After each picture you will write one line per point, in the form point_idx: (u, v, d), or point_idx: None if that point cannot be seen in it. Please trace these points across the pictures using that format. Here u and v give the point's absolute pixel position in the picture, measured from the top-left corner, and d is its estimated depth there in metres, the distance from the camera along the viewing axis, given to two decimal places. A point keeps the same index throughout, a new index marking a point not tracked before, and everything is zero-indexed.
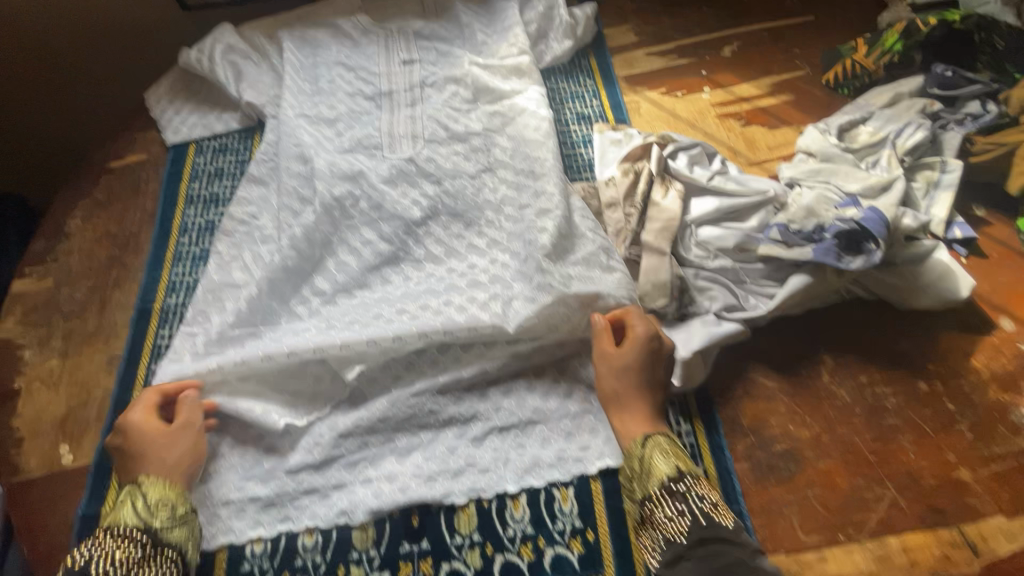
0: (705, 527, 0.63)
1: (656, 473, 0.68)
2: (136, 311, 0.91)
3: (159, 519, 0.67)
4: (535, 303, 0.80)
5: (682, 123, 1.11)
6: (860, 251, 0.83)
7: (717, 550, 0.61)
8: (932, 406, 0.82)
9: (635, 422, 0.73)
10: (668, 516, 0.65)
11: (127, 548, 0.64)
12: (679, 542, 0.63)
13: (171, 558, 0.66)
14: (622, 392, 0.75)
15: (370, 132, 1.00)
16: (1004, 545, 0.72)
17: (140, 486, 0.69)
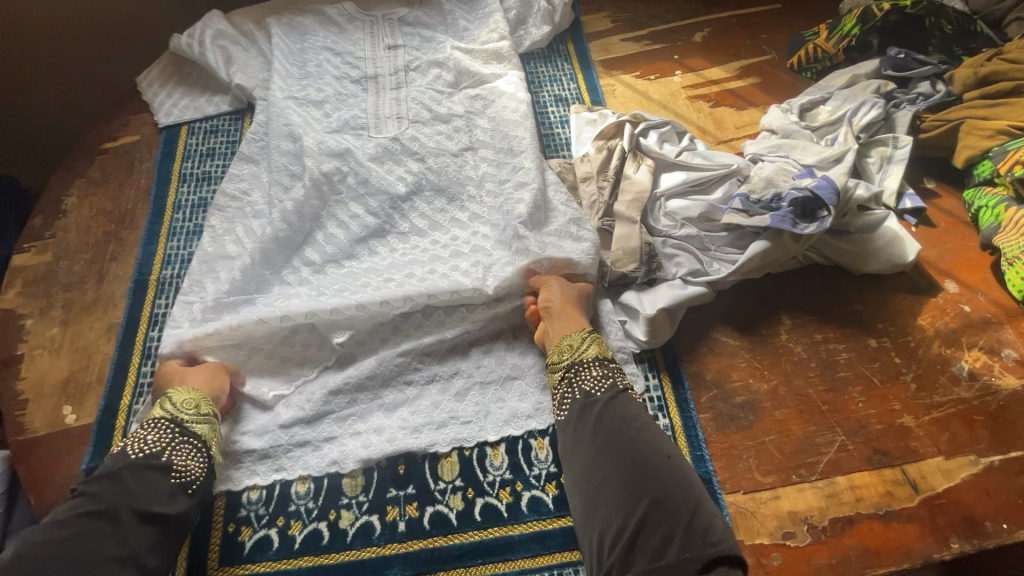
0: (621, 391, 0.76)
1: (592, 349, 0.80)
2: (134, 282, 0.95)
3: (185, 413, 0.74)
4: (513, 270, 0.87)
5: (655, 105, 1.17)
6: (814, 218, 0.89)
7: (618, 402, 0.74)
8: (881, 360, 0.89)
9: (569, 323, 0.82)
10: (592, 376, 0.77)
11: (158, 434, 0.72)
12: (599, 395, 0.75)
13: (196, 447, 0.73)
14: (561, 297, 0.84)
15: (356, 113, 1.04)
16: (940, 482, 0.79)
17: (167, 394, 0.76)
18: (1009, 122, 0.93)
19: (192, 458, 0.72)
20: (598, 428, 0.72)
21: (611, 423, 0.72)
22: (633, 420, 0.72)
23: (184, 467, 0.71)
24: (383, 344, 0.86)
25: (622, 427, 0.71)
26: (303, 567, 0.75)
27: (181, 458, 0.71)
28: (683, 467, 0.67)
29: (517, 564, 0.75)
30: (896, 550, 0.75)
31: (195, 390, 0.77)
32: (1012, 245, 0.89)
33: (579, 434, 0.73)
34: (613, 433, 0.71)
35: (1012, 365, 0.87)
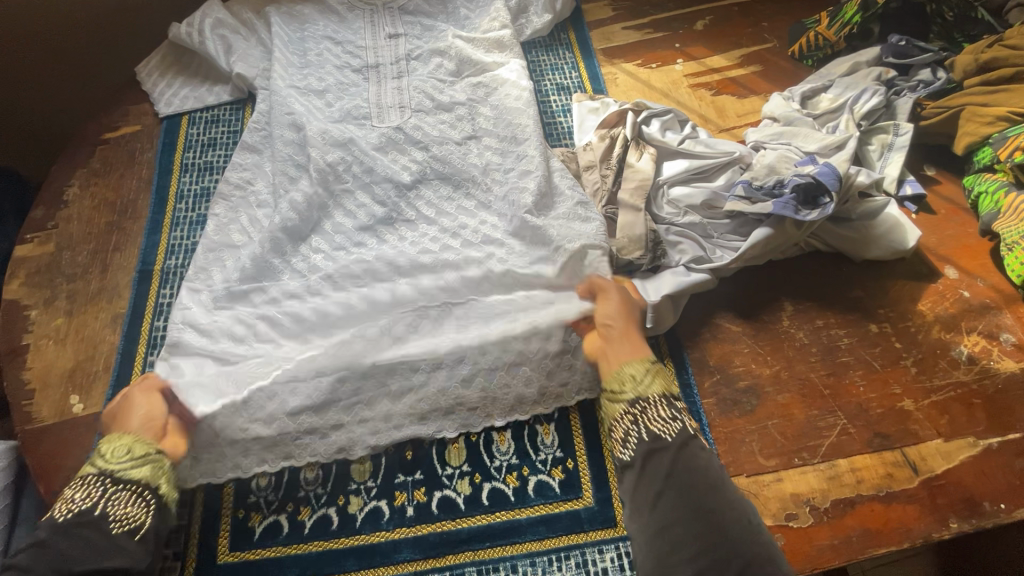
0: (689, 436, 0.74)
1: (659, 385, 0.78)
2: (138, 272, 0.95)
3: (117, 462, 0.71)
4: (529, 258, 0.88)
5: (656, 93, 1.17)
6: (816, 205, 0.90)
7: (692, 453, 0.72)
8: (882, 345, 0.90)
9: (632, 352, 0.81)
10: (660, 417, 0.74)
11: (88, 488, 0.69)
12: (668, 438, 0.73)
13: (137, 490, 0.70)
14: (620, 322, 0.83)
15: (359, 103, 1.04)
16: (940, 463, 0.81)
17: (100, 447, 0.73)
18: (1010, 108, 0.93)
19: (133, 503, 0.69)
20: (669, 480, 0.70)
21: (688, 478, 0.70)
22: (709, 475, 0.70)
23: (126, 514, 0.68)
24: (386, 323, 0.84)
25: (701, 484, 0.69)
26: (313, 551, 0.76)
27: (119, 506, 0.68)
28: (761, 531, 0.67)
29: (524, 547, 0.76)
30: (896, 530, 0.77)
31: (128, 433, 0.74)
32: (1011, 230, 0.90)
33: (648, 484, 0.71)
34: (690, 489, 0.69)
35: (1010, 349, 0.88)
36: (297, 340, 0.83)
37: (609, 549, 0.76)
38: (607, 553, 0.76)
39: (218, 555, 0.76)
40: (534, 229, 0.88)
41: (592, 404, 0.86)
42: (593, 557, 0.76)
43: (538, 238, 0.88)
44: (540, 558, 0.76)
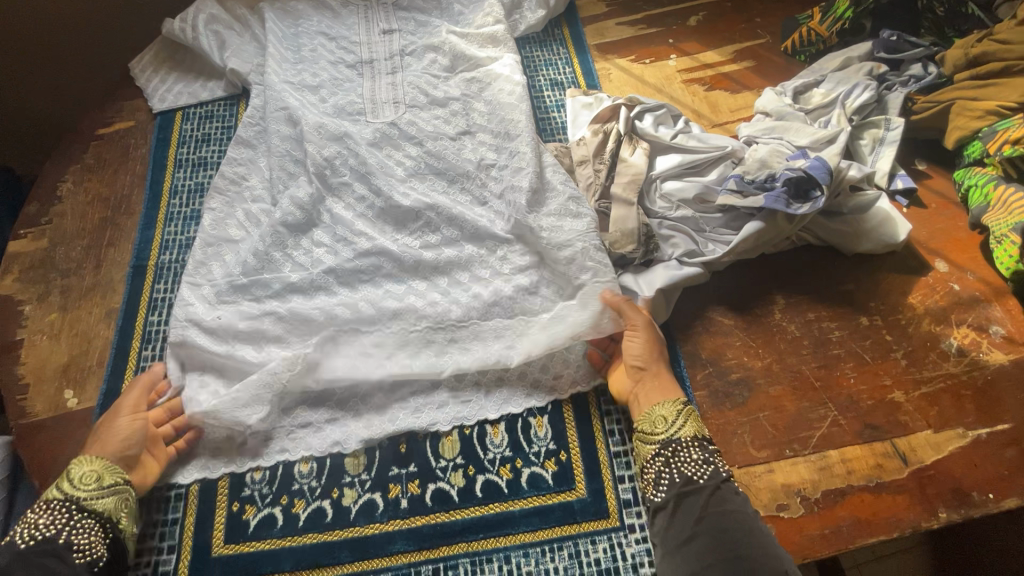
0: (722, 476, 0.73)
1: (690, 426, 0.77)
2: (132, 268, 0.95)
3: (82, 490, 0.70)
4: (526, 259, 0.90)
5: (650, 88, 1.17)
6: (807, 199, 0.91)
7: (726, 498, 0.71)
8: (873, 338, 0.91)
9: (664, 392, 0.80)
10: (693, 460, 0.74)
11: (53, 516, 0.68)
12: (702, 481, 0.72)
13: (100, 521, 0.70)
14: (650, 361, 0.81)
15: (353, 99, 1.04)
16: (930, 454, 0.82)
17: (72, 466, 0.72)
18: (998, 102, 0.94)
19: (95, 535, 0.69)
20: (701, 521, 0.70)
21: (720, 522, 0.69)
22: (743, 520, 0.69)
23: (88, 545, 0.68)
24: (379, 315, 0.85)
25: (734, 530, 0.68)
26: (307, 544, 0.76)
27: (81, 536, 0.68)
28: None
29: (517, 538, 0.77)
30: (886, 520, 0.77)
31: (102, 457, 0.73)
32: (999, 223, 0.90)
33: (680, 525, 0.71)
34: (723, 534, 0.68)
35: (999, 341, 0.89)
36: (290, 334, 0.83)
37: (601, 539, 0.77)
38: (599, 544, 0.77)
39: (212, 547, 0.76)
40: (527, 227, 0.89)
41: (585, 396, 0.86)
42: (585, 548, 0.76)
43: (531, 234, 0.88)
44: (533, 549, 0.76)
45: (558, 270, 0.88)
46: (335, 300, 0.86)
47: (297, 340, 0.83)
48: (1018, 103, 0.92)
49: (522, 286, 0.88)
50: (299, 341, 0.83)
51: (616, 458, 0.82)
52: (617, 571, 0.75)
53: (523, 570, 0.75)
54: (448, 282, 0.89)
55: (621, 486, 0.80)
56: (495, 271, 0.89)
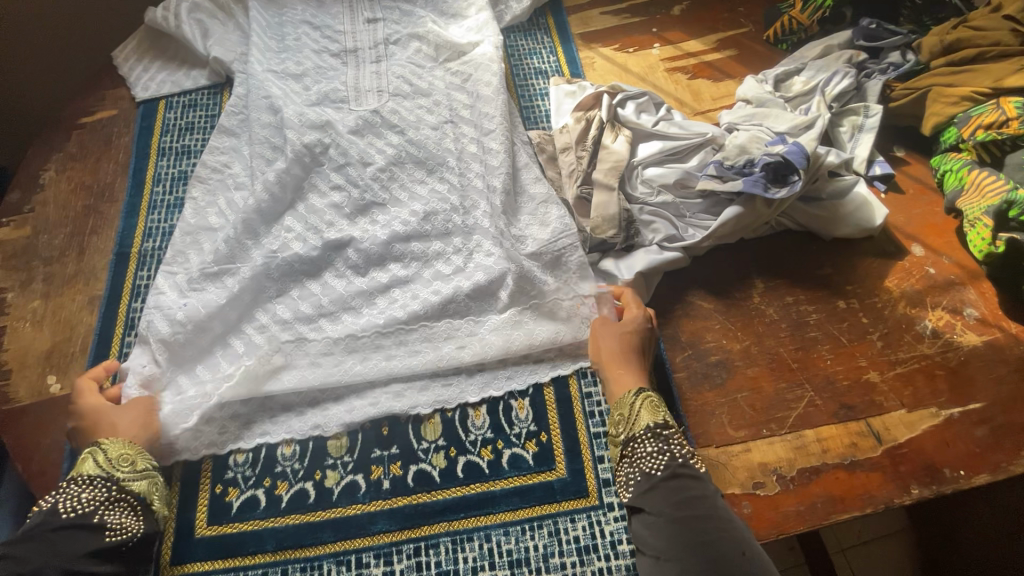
0: (680, 464, 0.71)
1: (644, 420, 0.75)
2: (114, 255, 0.96)
3: (121, 471, 0.71)
4: (492, 255, 0.89)
5: (634, 77, 1.18)
6: (785, 183, 0.92)
7: (688, 485, 0.68)
8: (849, 320, 0.92)
9: (620, 386, 0.80)
10: (648, 454, 0.72)
11: (93, 491, 0.69)
12: (655, 475, 0.70)
13: (132, 504, 0.71)
14: (608, 357, 0.82)
15: (336, 86, 1.03)
16: (902, 433, 0.83)
17: (101, 445, 0.72)
18: (972, 88, 0.96)
19: (126, 516, 0.69)
20: (667, 514, 0.66)
21: (684, 510, 0.66)
22: (707, 506, 0.66)
23: (120, 526, 0.68)
24: (361, 303, 0.87)
25: (698, 516, 0.65)
26: (291, 524, 0.78)
27: (113, 516, 0.69)
28: (763, 566, 0.60)
29: (498, 517, 0.79)
30: (860, 496, 0.79)
31: (130, 443, 0.73)
32: (972, 208, 0.92)
33: (648, 521, 0.68)
34: (687, 521, 0.65)
35: (973, 323, 0.91)
36: (274, 321, 0.85)
37: (581, 518, 0.79)
38: (578, 522, 0.79)
39: (196, 528, 0.78)
40: (500, 230, 0.90)
41: (566, 378, 0.88)
42: (565, 526, 0.78)
43: (504, 238, 0.89)
44: (514, 527, 0.78)
45: (528, 269, 0.87)
46: (320, 287, 0.88)
47: (280, 326, 0.85)
48: (991, 90, 0.95)
49: (483, 283, 0.87)
50: (281, 328, 0.85)
51: (596, 438, 0.84)
52: (596, 548, 0.77)
53: (504, 548, 0.77)
54: (429, 269, 0.89)
55: (600, 466, 0.82)
56: (456, 267, 0.89)
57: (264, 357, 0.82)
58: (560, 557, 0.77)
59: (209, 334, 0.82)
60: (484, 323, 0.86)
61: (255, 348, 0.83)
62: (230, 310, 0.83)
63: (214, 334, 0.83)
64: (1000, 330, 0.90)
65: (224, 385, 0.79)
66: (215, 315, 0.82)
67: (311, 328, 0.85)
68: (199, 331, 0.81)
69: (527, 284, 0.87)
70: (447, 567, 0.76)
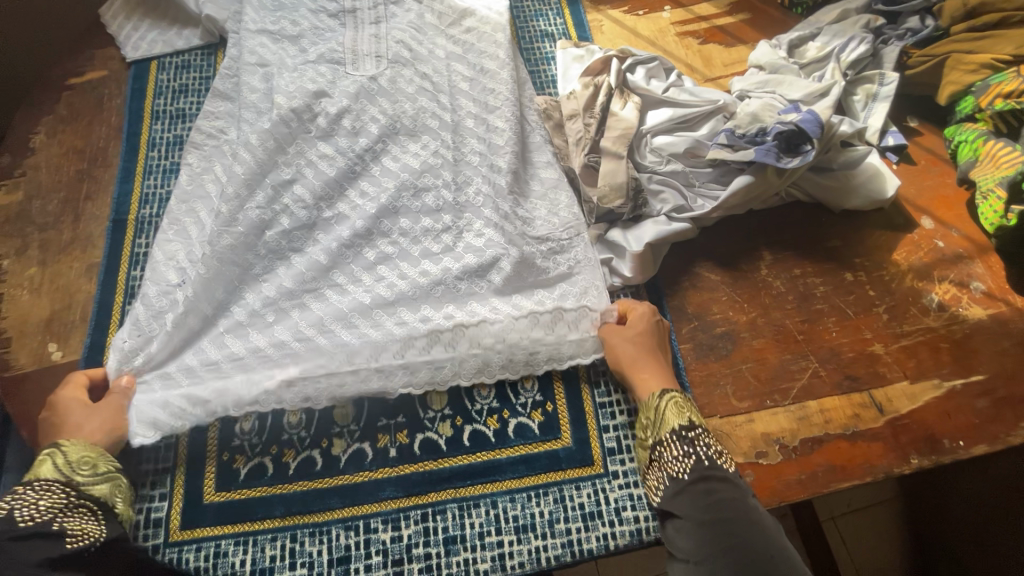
0: (707, 466, 0.71)
1: (668, 422, 0.75)
2: (112, 221, 0.93)
3: (82, 474, 0.71)
4: (484, 236, 0.88)
5: (643, 41, 1.14)
6: (798, 152, 0.89)
7: (717, 485, 0.69)
8: (856, 293, 0.92)
9: (643, 387, 0.80)
10: (675, 456, 0.73)
11: (53, 496, 0.68)
12: (682, 478, 0.71)
13: (93, 509, 0.70)
14: (632, 360, 0.81)
15: (334, 47, 0.98)
16: (905, 404, 0.84)
17: (61, 447, 0.71)
18: (993, 55, 0.93)
19: (88, 521, 0.69)
20: (699, 516, 0.67)
21: (713, 512, 0.67)
22: (736, 508, 0.67)
23: (81, 531, 0.67)
24: (345, 280, 0.85)
25: (727, 518, 0.66)
26: (298, 490, 0.79)
27: (75, 522, 0.67)
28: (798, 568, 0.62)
29: (504, 484, 0.80)
30: (861, 465, 0.81)
31: (94, 444, 0.73)
32: (987, 178, 0.91)
33: (681, 523, 0.68)
34: (716, 524, 0.66)
35: (979, 297, 0.91)
36: (277, 294, 0.83)
37: (585, 485, 0.80)
38: (583, 490, 0.80)
39: (204, 494, 0.78)
40: (503, 214, 0.88)
41: (575, 368, 0.87)
42: (570, 493, 0.80)
43: (507, 220, 0.88)
44: (519, 494, 0.80)
45: (527, 252, 0.87)
46: (303, 262, 0.85)
47: (263, 305, 0.83)
48: (1012, 57, 0.92)
49: (482, 262, 0.86)
50: (265, 307, 0.83)
51: (601, 408, 0.85)
52: (600, 514, 0.78)
53: (510, 514, 0.79)
54: (419, 245, 0.88)
55: (605, 435, 0.83)
56: (446, 247, 0.87)
57: (253, 332, 0.81)
58: (566, 523, 0.78)
59: (199, 315, 0.80)
60: (476, 306, 0.85)
61: (239, 327, 0.81)
62: (218, 288, 0.81)
63: (203, 316, 0.81)
64: (1005, 304, 0.90)
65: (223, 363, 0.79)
66: (204, 291, 0.80)
67: (298, 303, 0.83)
68: (187, 311, 0.79)
69: (526, 269, 0.86)
70: (454, 532, 0.77)
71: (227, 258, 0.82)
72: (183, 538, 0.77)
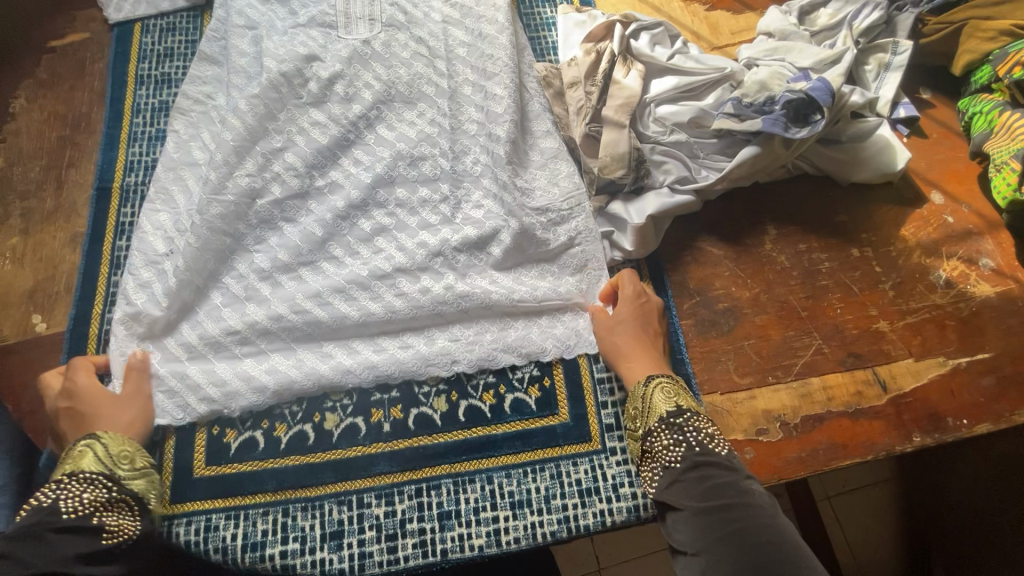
0: (698, 452, 0.68)
1: (657, 410, 0.73)
2: (95, 190, 0.90)
3: (122, 469, 0.69)
4: (484, 208, 0.86)
5: (647, 7, 1.10)
6: (807, 123, 0.86)
7: (711, 471, 0.66)
8: (862, 269, 0.90)
9: (632, 376, 0.78)
10: (664, 446, 0.70)
11: (95, 490, 0.65)
12: (674, 467, 0.68)
13: (130, 505, 0.68)
14: (619, 351, 0.80)
15: (325, 9, 0.92)
16: (909, 382, 0.83)
17: (100, 440, 0.69)
18: (1014, 22, 0.89)
19: (124, 517, 0.67)
20: (695, 504, 0.64)
21: (709, 500, 0.63)
22: (732, 492, 0.63)
23: (117, 527, 0.65)
24: (342, 253, 0.83)
25: (724, 504, 0.62)
26: (290, 465, 0.78)
27: (113, 518, 0.65)
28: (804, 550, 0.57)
29: (500, 460, 0.79)
30: (862, 443, 0.80)
31: (130, 439, 0.72)
32: (1001, 151, 0.87)
33: (678, 515, 0.65)
34: (711, 512, 0.62)
35: (988, 274, 0.88)
36: (269, 266, 0.81)
37: (582, 461, 0.79)
38: (580, 466, 0.79)
39: (193, 468, 0.77)
40: (502, 184, 0.85)
41: (576, 359, 0.84)
42: (567, 469, 0.79)
43: (506, 190, 0.85)
44: (516, 470, 0.79)
45: (528, 223, 0.84)
46: (297, 232, 0.82)
47: (257, 276, 0.81)
48: None
49: (480, 235, 0.83)
50: (259, 278, 0.80)
51: (599, 384, 0.83)
52: (597, 490, 0.77)
53: (506, 490, 0.77)
54: (415, 217, 0.85)
55: (603, 412, 0.82)
56: (444, 218, 0.85)
57: (246, 307, 0.79)
58: (562, 499, 0.77)
59: (191, 287, 0.78)
60: (490, 279, 0.83)
61: (234, 299, 0.79)
62: (209, 259, 0.79)
63: (195, 288, 0.79)
64: (1014, 281, 0.88)
65: (215, 335, 0.78)
66: (194, 263, 0.78)
67: (292, 276, 0.81)
68: (178, 283, 0.77)
69: (525, 240, 0.84)
70: (449, 508, 0.76)
71: (218, 227, 0.80)
72: (172, 512, 0.75)
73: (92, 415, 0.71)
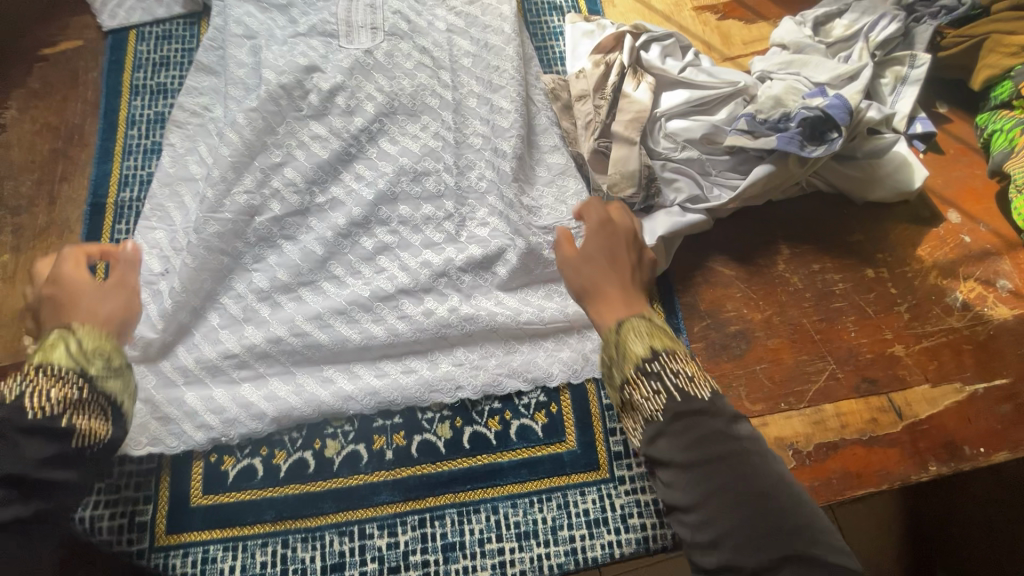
0: (681, 401, 0.55)
1: (630, 355, 0.59)
2: (89, 205, 0.87)
3: (95, 365, 0.62)
4: (489, 226, 0.83)
5: (658, 16, 1.07)
6: (823, 140, 0.83)
7: (697, 421, 0.54)
8: (876, 290, 0.87)
9: (602, 317, 0.63)
10: (642, 395, 0.57)
11: (63, 388, 0.59)
12: (656, 419, 0.56)
13: (103, 406, 0.62)
14: (588, 290, 0.66)
15: (325, 18, 0.90)
16: (925, 408, 0.81)
17: (73, 331, 0.62)
18: None
19: (96, 418, 0.61)
20: (684, 460, 0.53)
21: (700, 451, 0.53)
22: (724, 441, 0.53)
23: (88, 429, 0.60)
24: (344, 272, 0.81)
25: (716, 456, 0.52)
26: (290, 494, 0.76)
27: (84, 419, 0.60)
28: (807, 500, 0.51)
29: (505, 489, 0.77)
30: (877, 472, 0.78)
31: (107, 335, 0.65)
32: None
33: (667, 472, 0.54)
34: (703, 465, 0.52)
35: (1006, 296, 0.86)
36: (268, 287, 0.78)
37: (590, 491, 0.77)
38: (588, 496, 0.77)
39: (191, 497, 0.75)
40: (508, 202, 0.83)
41: (584, 383, 0.82)
42: (574, 498, 0.77)
43: (513, 209, 0.83)
44: (522, 500, 0.77)
45: (535, 243, 0.82)
46: (297, 251, 0.80)
47: (256, 297, 0.78)
48: None
49: (486, 254, 0.81)
50: (258, 299, 0.78)
51: (607, 410, 0.81)
52: (605, 521, 0.75)
53: (511, 520, 0.75)
54: (418, 235, 0.83)
55: (612, 439, 0.80)
56: (448, 236, 0.83)
57: (244, 329, 0.77)
58: (569, 530, 0.75)
59: (188, 309, 0.76)
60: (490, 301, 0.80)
61: (233, 321, 0.77)
62: (206, 280, 0.77)
63: (191, 309, 0.76)
64: None
65: (212, 358, 0.75)
66: (191, 284, 0.75)
67: (292, 297, 0.79)
68: (172, 304, 0.75)
69: (532, 260, 0.82)
70: (453, 539, 0.74)
71: (214, 246, 0.77)
72: (169, 543, 0.73)
73: (69, 301, 0.65)
